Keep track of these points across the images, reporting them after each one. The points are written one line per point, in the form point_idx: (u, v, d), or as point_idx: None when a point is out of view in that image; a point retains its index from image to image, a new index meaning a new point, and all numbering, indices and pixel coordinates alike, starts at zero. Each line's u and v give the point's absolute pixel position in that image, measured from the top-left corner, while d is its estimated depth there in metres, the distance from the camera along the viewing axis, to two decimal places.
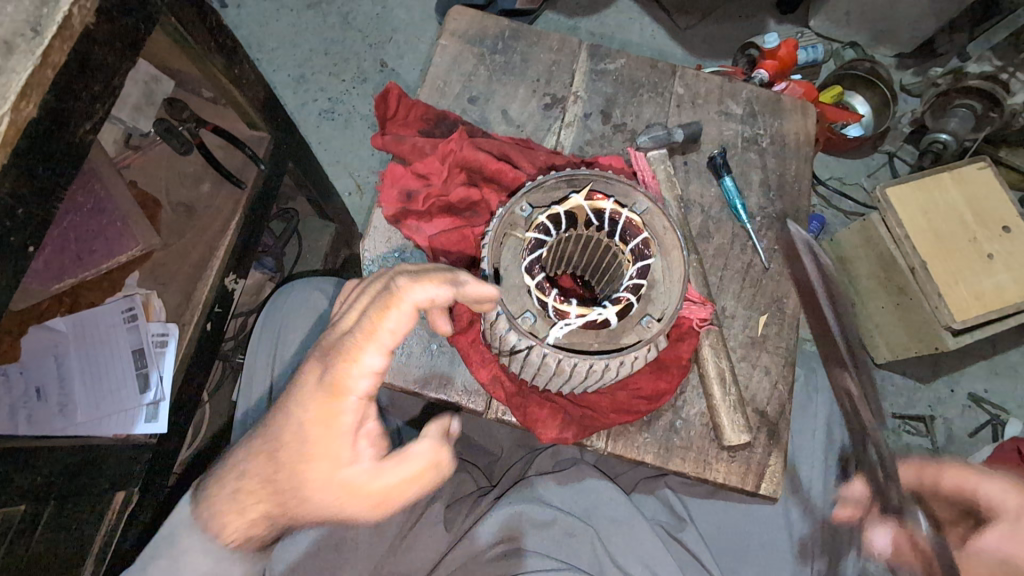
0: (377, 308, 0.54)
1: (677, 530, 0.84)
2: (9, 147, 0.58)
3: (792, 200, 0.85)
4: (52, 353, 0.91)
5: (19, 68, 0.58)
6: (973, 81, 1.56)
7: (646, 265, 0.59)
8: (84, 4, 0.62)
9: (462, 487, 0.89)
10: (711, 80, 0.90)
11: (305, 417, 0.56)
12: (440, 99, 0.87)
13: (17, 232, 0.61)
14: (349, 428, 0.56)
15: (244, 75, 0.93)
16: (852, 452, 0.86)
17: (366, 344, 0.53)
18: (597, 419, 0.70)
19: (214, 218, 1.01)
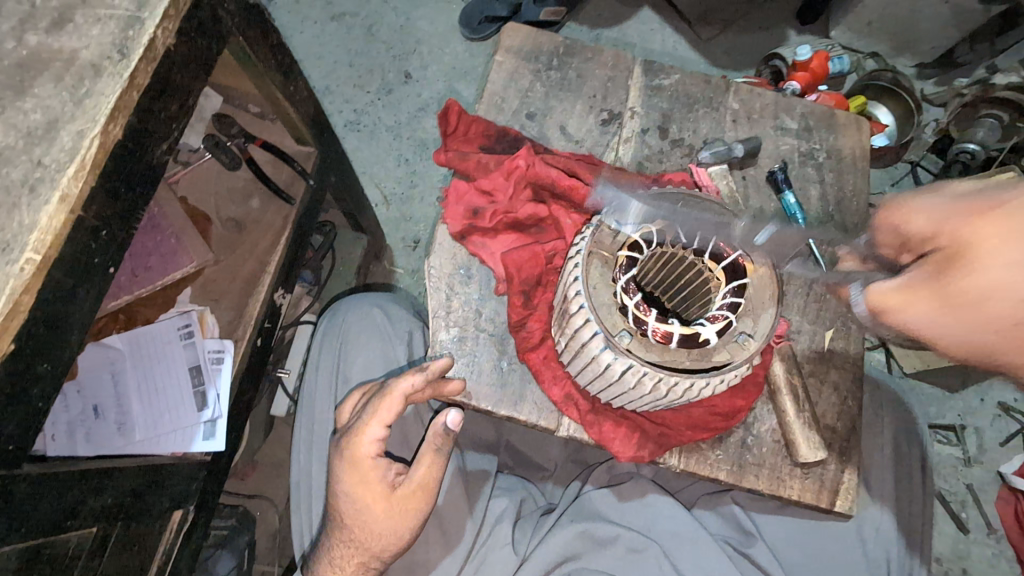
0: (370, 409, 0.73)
1: (746, 546, 0.85)
2: (98, 170, 0.57)
3: (851, 214, 0.86)
4: (109, 369, 0.89)
5: (107, 90, 0.59)
6: (1002, 92, 1.58)
7: (741, 284, 0.58)
8: (166, 26, 0.62)
9: (525, 503, 0.89)
10: (765, 95, 0.90)
11: (364, 480, 0.73)
12: (498, 115, 0.87)
13: (101, 252, 0.60)
14: (347, 490, 0.74)
15: (299, 92, 0.93)
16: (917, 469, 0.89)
17: (362, 433, 0.72)
18: (673, 437, 0.70)
19: (265, 233, 1.01)
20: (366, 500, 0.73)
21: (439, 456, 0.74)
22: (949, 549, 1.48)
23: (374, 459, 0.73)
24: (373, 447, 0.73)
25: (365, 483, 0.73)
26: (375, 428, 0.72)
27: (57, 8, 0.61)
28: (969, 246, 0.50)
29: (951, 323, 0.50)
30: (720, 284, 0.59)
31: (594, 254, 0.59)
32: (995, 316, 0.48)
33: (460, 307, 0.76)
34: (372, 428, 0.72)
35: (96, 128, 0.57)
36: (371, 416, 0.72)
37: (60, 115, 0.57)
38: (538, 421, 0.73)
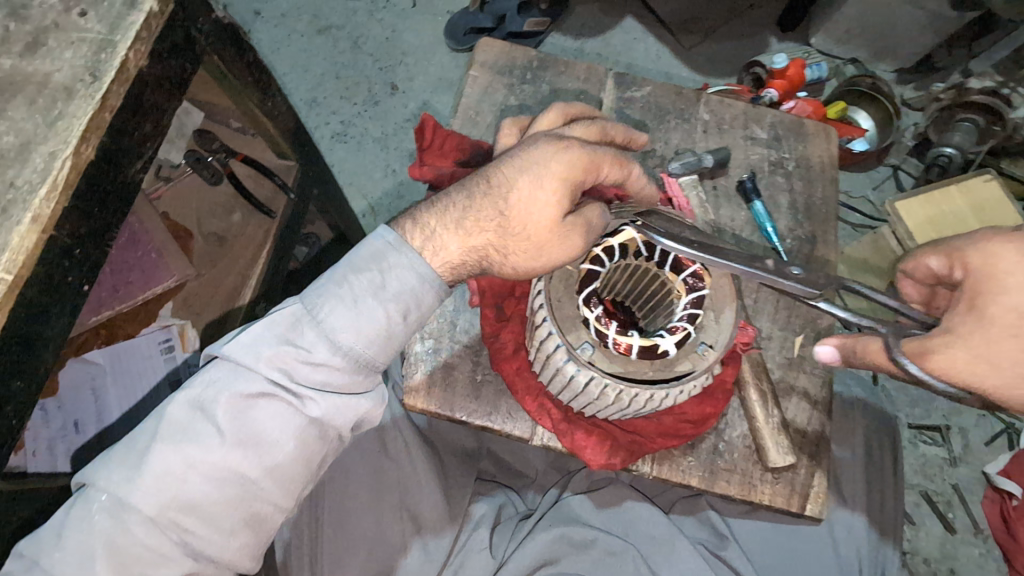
0: (530, 175, 0.59)
1: (720, 549, 0.86)
2: (70, 191, 0.58)
3: (820, 221, 0.87)
4: (89, 386, 0.90)
5: (79, 113, 0.60)
6: (976, 95, 1.59)
7: (698, 296, 0.60)
8: (139, 48, 0.63)
9: (504, 509, 0.90)
10: (735, 106, 0.92)
11: (508, 207, 0.60)
12: (473, 129, 0.88)
13: (74, 271, 0.60)
14: (476, 239, 0.61)
15: (278, 107, 0.94)
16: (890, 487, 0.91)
17: (521, 179, 0.59)
18: (644, 444, 0.71)
19: (246, 246, 1.01)
20: (505, 241, 0.60)
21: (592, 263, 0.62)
22: (936, 549, 1.49)
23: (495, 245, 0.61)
24: (527, 190, 0.59)
25: (499, 203, 0.60)
26: (533, 207, 0.59)
27: (31, 32, 0.62)
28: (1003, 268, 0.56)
29: (991, 368, 0.55)
30: (681, 295, 0.61)
31: (557, 266, 0.62)
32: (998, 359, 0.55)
33: (435, 319, 0.77)
34: (533, 177, 0.59)
35: (68, 150, 0.58)
36: (542, 176, 0.59)
37: (32, 138, 0.59)
38: (512, 429, 0.74)
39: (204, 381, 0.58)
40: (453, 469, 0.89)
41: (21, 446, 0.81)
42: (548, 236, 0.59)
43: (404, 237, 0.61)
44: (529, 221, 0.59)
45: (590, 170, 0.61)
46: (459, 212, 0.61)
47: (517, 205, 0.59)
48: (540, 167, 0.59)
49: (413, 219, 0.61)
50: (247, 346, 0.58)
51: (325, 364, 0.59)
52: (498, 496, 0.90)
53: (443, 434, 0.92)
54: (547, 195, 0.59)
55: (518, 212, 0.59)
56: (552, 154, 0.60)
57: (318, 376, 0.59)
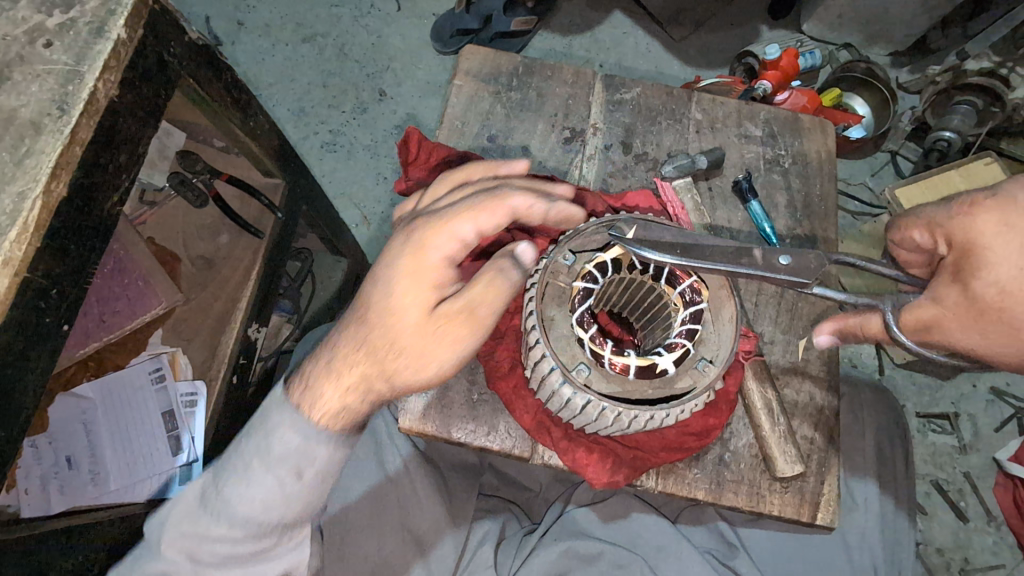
0: (388, 286, 0.61)
1: (729, 559, 0.84)
2: (43, 231, 0.56)
3: (819, 218, 0.85)
4: (80, 420, 0.88)
5: (48, 148, 0.58)
6: (974, 77, 1.54)
7: (697, 309, 0.58)
8: (108, 77, 0.61)
9: (508, 525, 0.89)
10: (728, 104, 0.90)
11: (375, 326, 0.61)
12: (460, 139, 0.86)
13: (52, 311, 0.58)
14: (359, 366, 0.61)
15: (260, 126, 0.92)
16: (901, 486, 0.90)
17: (379, 293, 0.61)
18: (647, 459, 0.69)
19: (235, 268, 0.99)
20: (382, 357, 0.61)
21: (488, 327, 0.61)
22: (949, 540, 1.47)
23: (378, 363, 0.61)
24: (388, 302, 0.61)
25: (367, 325, 0.61)
26: (403, 313, 0.60)
27: None
28: (981, 247, 0.59)
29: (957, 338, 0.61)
30: (678, 308, 0.59)
31: (550, 284, 0.59)
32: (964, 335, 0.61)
33: None
34: (393, 289, 0.61)
35: (38, 188, 0.57)
36: (399, 287, 0.61)
37: (1, 177, 0.57)
38: (513, 449, 0.72)
39: (128, 563, 0.63)
40: (454, 484, 0.87)
41: (12, 486, 0.80)
42: (430, 330, 0.60)
43: (289, 393, 0.63)
44: (402, 332, 0.60)
45: (448, 250, 0.61)
46: (334, 349, 0.62)
47: (382, 307, 0.61)
48: (397, 273, 0.61)
49: (296, 374, 0.63)
50: (161, 523, 0.63)
51: (227, 537, 0.62)
52: (501, 514, 0.89)
53: (445, 452, 0.90)
54: (407, 290, 0.60)
55: (387, 329, 0.60)
56: (407, 251, 0.61)
57: (223, 548, 0.62)
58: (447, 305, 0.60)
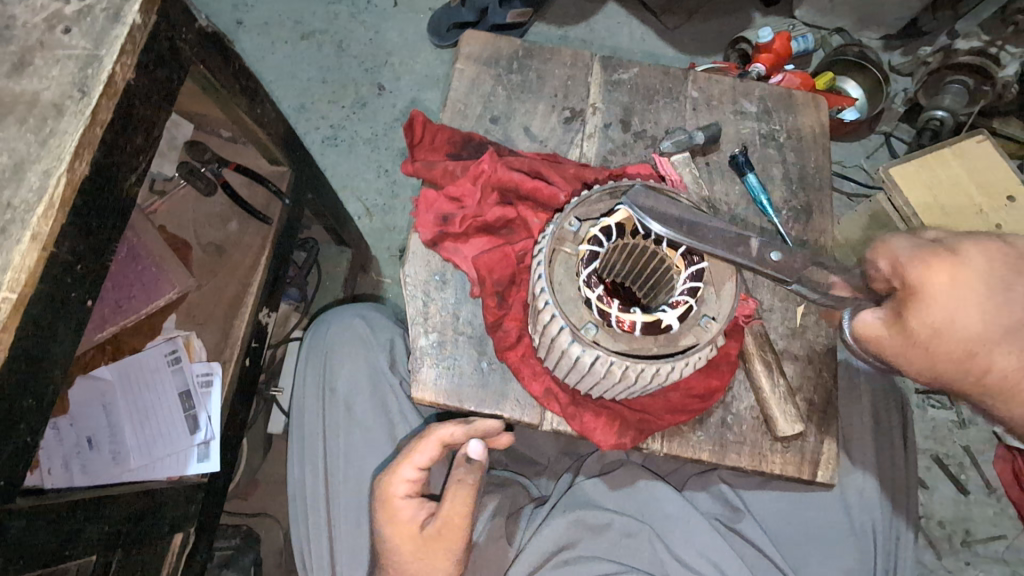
0: (384, 516, 0.77)
1: (734, 522, 0.87)
2: (68, 207, 0.59)
3: (814, 191, 0.88)
4: (100, 402, 0.90)
5: (70, 129, 0.60)
6: (964, 57, 1.58)
7: (698, 269, 0.61)
8: (125, 61, 0.63)
9: (517, 498, 0.90)
10: (723, 82, 0.92)
11: (392, 548, 0.76)
12: (462, 122, 0.88)
13: (77, 286, 0.61)
14: None
15: (267, 114, 0.94)
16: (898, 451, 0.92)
17: (382, 524, 0.77)
18: (652, 422, 0.72)
19: (245, 254, 1.02)
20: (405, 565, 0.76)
21: (466, 491, 0.75)
22: (950, 512, 1.49)
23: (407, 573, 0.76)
24: (386, 535, 0.77)
25: (391, 561, 0.77)
26: (404, 535, 0.76)
27: (17, 52, 0.62)
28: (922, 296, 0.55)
29: (916, 352, 0.57)
30: (680, 270, 0.61)
31: (557, 250, 0.61)
32: (943, 352, 0.55)
33: (437, 313, 0.77)
34: (388, 525, 0.77)
35: (62, 166, 0.59)
36: (388, 519, 0.77)
37: (26, 157, 0.59)
38: (522, 417, 0.74)
39: None
40: None
41: (37, 465, 0.81)
42: (427, 548, 0.75)
43: None
44: (409, 558, 0.75)
45: (408, 485, 0.77)
46: None
47: (387, 541, 0.77)
48: (383, 508, 0.77)
49: None
50: None
51: None
52: (510, 488, 0.91)
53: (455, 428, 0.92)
54: (396, 531, 0.76)
55: (401, 561, 0.76)
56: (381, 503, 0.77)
57: None
58: (431, 522, 0.75)
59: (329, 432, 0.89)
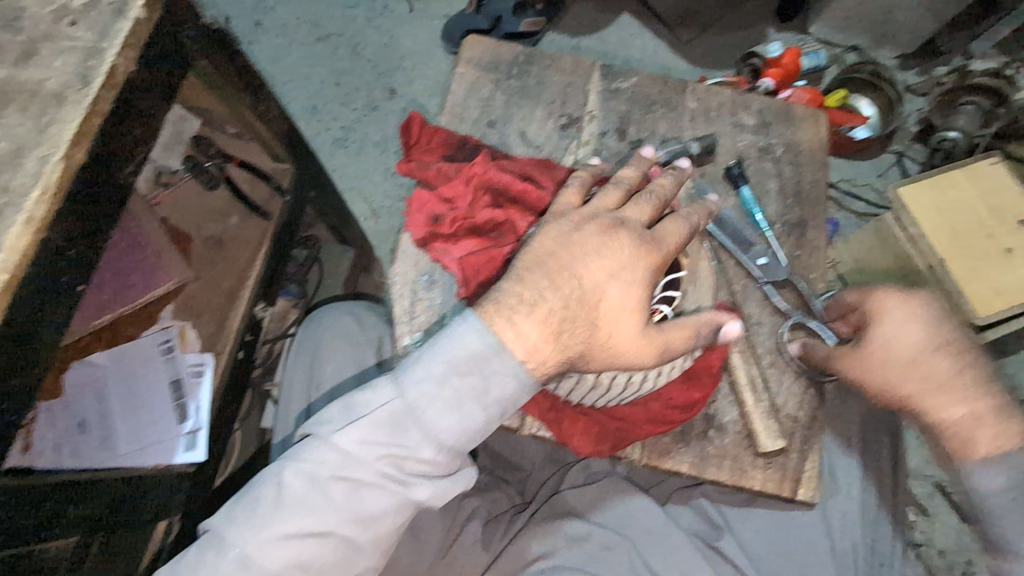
0: (541, 280, 0.63)
1: (715, 539, 0.85)
2: (62, 193, 0.60)
3: (810, 206, 0.87)
4: (92, 388, 0.90)
5: (69, 117, 0.62)
6: (980, 78, 1.57)
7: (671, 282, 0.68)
8: (127, 54, 0.65)
9: (497, 505, 0.90)
10: (722, 93, 0.92)
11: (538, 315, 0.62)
12: (460, 125, 0.89)
13: (67, 271, 0.62)
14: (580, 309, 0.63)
15: (270, 111, 0.96)
16: (887, 474, 0.90)
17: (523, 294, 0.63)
18: (632, 431, 0.71)
19: (244, 248, 1.05)
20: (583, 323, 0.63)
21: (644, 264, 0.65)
22: (952, 542, 1.44)
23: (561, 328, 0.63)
24: (595, 282, 0.64)
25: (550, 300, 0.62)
26: (598, 277, 0.63)
27: (24, 42, 0.64)
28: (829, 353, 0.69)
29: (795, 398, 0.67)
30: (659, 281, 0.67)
31: None
32: None
33: (423, 312, 0.78)
34: (560, 258, 0.64)
35: (59, 153, 0.60)
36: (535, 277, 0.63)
37: (25, 142, 0.61)
38: (515, 397, 0.63)
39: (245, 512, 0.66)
40: None
41: (28, 448, 0.80)
42: (639, 332, 0.63)
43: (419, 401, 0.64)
44: (588, 303, 0.63)
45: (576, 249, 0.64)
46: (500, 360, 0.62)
47: (528, 335, 0.62)
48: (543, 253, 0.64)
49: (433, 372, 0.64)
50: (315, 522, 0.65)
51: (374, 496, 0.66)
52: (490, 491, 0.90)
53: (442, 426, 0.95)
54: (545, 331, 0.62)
55: (539, 333, 0.62)
56: (559, 260, 0.64)
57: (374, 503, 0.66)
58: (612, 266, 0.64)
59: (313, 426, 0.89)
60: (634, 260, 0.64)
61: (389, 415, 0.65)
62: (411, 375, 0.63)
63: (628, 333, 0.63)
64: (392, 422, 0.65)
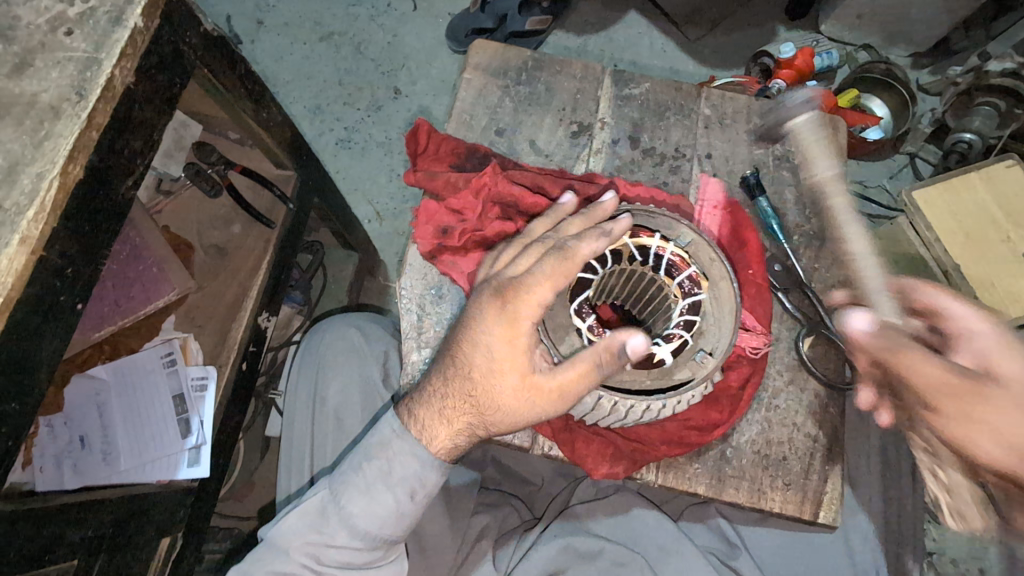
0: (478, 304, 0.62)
1: (731, 558, 0.82)
2: (59, 211, 0.58)
3: (829, 216, 0.84)
4: (95, 401, 0.90)
5: (66, 132, 0.60)
6: (997, 79, 1.54)
7: (696, 300, 0.63)
8: (125, 65, 0.63)
9: (508, 519, 0.88)
10: (737, 100, 0.89)
11: (480, 329, 0.61)
12: (467, 133, 0.87)
13: (67, 290, 0.61)
14: (511, 339, 0.60)
15: (273, 118, 0.93)
16: None
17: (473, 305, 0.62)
18: (647, 452, 0.70)
19: (247, 257, 1.02)
20: (506, 356, 0.60)
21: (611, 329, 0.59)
22: None
23: (488, 365, 0.60)
24: (490, 348, 0.60)
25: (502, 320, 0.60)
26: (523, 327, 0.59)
27: (18, 53, 0.62)
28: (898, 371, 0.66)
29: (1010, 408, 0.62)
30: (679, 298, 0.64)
31: None
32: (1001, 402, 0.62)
33: (432, 327, 0.76)
34: (481, 295, 0.62)
35: (56, 169, 0.58)
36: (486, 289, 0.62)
37: (20, 158, 0.59)
38: (420, 477, 0.66)
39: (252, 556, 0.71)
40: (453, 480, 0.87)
41: (28, 462, 0.80)
42: (531, 387, 0.59)
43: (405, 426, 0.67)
44: (502, 359, 0.60)
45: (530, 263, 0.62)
46: (443, 388, 0.63)
47: (476, 354, 0.61)
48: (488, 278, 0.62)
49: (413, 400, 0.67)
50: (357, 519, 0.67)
51: (347, 544, 0.68)
52: (501, 508, 0.88)
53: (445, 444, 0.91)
54: (483, 363, 0.61)
55: (478, 357, 0.61)
56: (493, 294, 0.61)
57: (340, 555, 0.69)
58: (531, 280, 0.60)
59: (317, 442, 0.87)
60: (516, 314, 0.59)
61: (315, 505, 0.69)
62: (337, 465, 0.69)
63: (511, 385, 0.60)
64: (317, 511, 0.69)
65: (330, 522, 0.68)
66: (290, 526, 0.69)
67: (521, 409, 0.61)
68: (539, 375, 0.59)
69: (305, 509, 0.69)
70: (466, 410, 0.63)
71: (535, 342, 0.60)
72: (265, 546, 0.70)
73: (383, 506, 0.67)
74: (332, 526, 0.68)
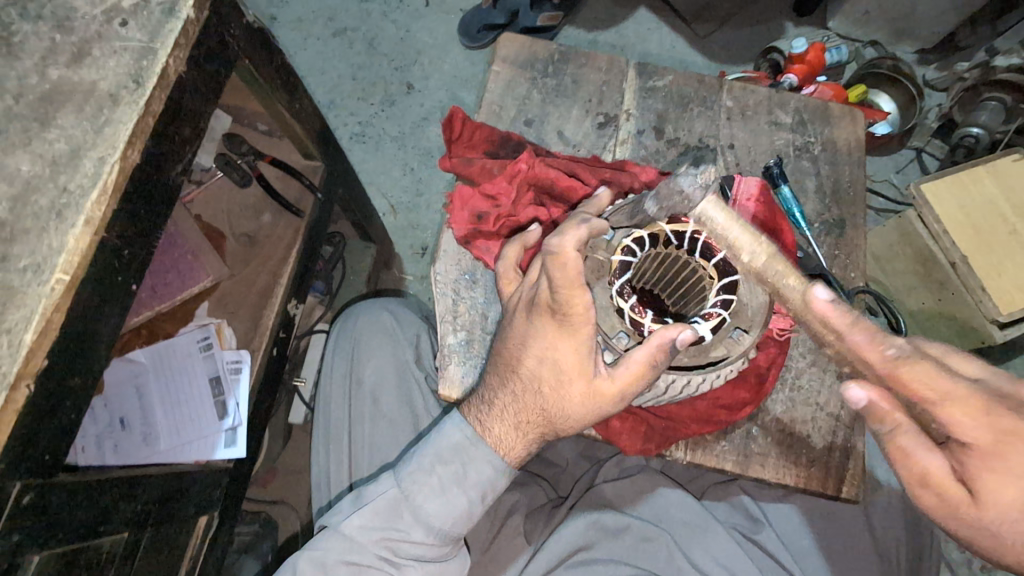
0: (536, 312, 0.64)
1: (754, 533, 0.86)
2: (120, 193, 0.60)
3: (849, 205, 0.87)
4: (133, 383, 0.93)
5: (125, 118, 0.62)
6: (1003, 74, 1.56)
7: (732, 280, 0.65)
8: (178, 54, 0.65)
9: (536, 498, 0.91)
10: (758, 92, 0.92)
11: (543, 333, 0.64)
12: (497, 123, 0.89)
13: (123, 270, 0.63)
14: (573, 343, 0.63)
15: (304, 109, 0.96)
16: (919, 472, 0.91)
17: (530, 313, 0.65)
18: (679, 429, 0.73)
19: (277, 245, 1.05)
20: (568, 358, 0.63)
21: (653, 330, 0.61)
22: None
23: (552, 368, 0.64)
24: (552, 351, 0.64)
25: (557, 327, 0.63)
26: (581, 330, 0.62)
27: (76, 42, 0.65)
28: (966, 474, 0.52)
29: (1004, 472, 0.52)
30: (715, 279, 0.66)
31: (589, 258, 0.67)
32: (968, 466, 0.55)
33: (467, 311, 0.79)
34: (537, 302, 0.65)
35: (116, 154, 0.61)
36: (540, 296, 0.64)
37: (82, 143, 0.61)
38: (492, 481, 0.69)
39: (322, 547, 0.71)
40: None
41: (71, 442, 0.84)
42: (595, 385, 0.63)
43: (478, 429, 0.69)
44: (566, 359, 0.63)
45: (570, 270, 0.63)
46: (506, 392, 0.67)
47: (537, 360, 0.65)
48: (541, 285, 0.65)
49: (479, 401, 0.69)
50: (429, 513, 0.68)
51: (421, 539, 0.69)
52: (531, 486, 0.91)
53: None
54: (548, 366, 0.64)
55: (542, 360, 0.64)
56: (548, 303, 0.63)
57: (416, 549, 0.70)
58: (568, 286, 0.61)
59: (355, 424, 0.90)
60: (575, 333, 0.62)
61: (388, 503, 0.70)
62: (407, 468, 0.70)
63: (577, 391, 0.64)
64: (391, 509, 0.70)
65: (406, 518, 0.69)
66: (362, 520, 0.69)
67: (585, 411, 0.65)
68: (602, 379, 0.63)
69: (377, 506, 0.70)
70: (534, 410, 0.66)
71: (595, 351, 0.64)
72: (337, 538, 0.71)
73: (457, 502, 0.68)
74: (409, 521, 0.69)
